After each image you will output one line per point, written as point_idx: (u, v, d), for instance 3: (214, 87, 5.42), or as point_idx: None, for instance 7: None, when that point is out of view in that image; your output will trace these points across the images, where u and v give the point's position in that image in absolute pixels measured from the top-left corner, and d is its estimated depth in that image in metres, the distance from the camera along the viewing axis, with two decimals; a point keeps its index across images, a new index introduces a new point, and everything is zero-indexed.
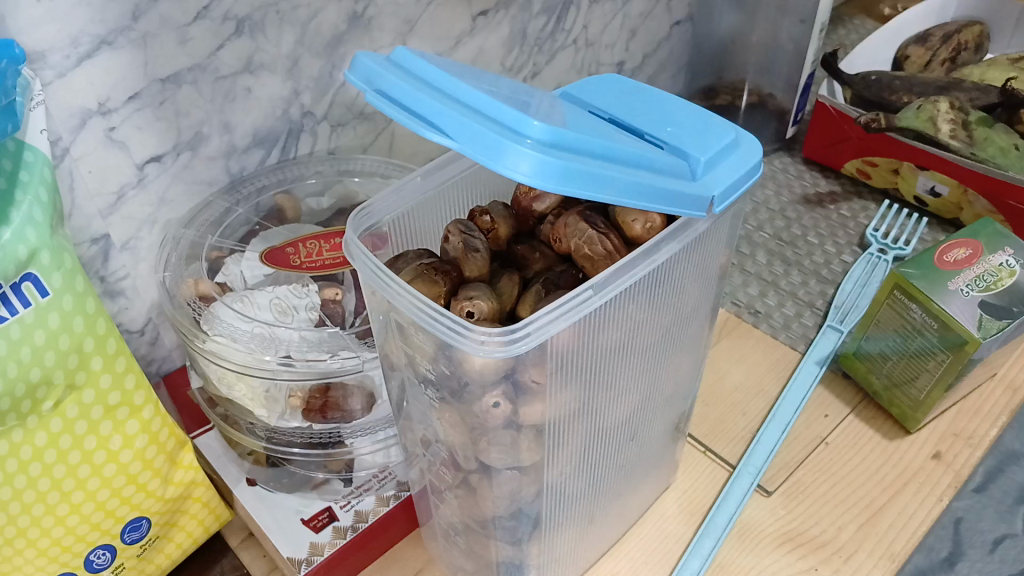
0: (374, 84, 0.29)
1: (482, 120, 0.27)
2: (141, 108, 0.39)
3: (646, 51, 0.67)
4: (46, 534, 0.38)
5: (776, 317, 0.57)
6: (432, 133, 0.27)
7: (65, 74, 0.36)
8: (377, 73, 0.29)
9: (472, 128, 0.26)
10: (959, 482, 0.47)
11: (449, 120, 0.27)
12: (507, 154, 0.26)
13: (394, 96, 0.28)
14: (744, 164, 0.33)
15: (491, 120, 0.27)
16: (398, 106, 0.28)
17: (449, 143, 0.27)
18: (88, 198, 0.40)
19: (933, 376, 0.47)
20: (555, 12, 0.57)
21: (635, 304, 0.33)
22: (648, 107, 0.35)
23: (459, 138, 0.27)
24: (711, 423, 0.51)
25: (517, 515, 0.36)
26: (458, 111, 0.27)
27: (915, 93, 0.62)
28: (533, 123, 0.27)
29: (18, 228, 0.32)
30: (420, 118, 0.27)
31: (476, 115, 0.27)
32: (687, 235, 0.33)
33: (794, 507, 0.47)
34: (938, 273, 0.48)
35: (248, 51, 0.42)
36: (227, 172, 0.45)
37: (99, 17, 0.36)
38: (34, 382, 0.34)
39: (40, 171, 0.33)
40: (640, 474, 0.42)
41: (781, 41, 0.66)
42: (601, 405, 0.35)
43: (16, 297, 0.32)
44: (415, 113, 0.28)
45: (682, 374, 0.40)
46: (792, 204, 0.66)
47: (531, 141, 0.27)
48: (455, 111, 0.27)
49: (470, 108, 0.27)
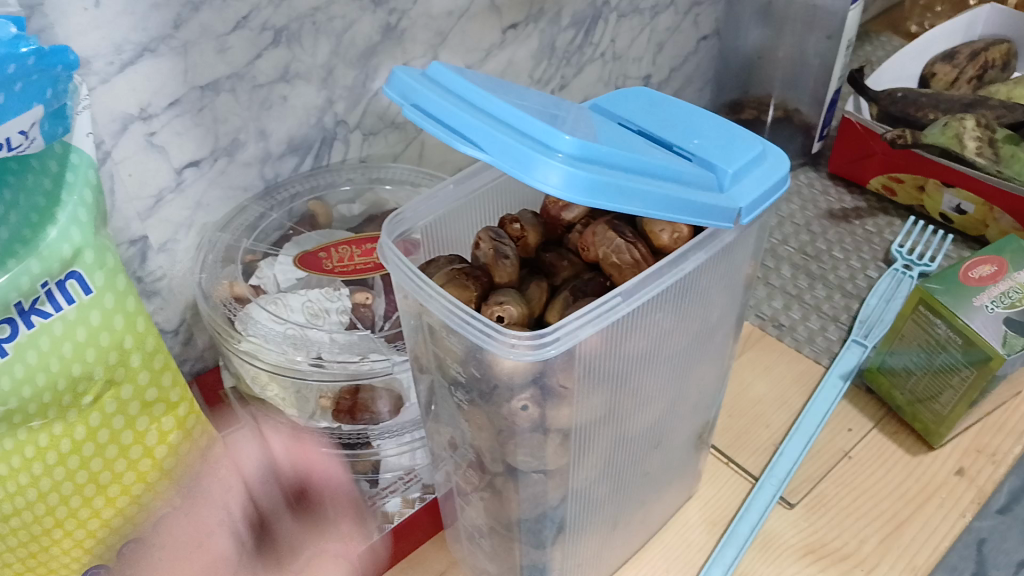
0: (409, 98, 0.30)
1: (513, 134, 0.27)
2: (181, 114, 0.40)
3: (673, 65, 0.67)
4: (81, 525, 0.39)
5: (800, 330, 0.57)
6: (466, 145, 0.28)
7: (109, 80, 0.37)
8: (412, 87, 0.30)
9: (504, 141, 0.27)
10: (982, 498, 0.47)
11: (482, 133, 0.28)
12: (538, 167, 0.27)
13: (428, 110, 0.29)
14: (772, 176, 0.34)
15: (522, 133, 0.28)
16: (433, 120, 0.29)
17: (481, 155, 0.27)
18: (127, 200, 0.41)
19: (956, 392, 0.47)
20: (584, 26, 0.57)
21: (662, 312, 0.33)
22: (676, 120, 0.35)
23: (491, 151, 0.27)
24: (734, 434, 0.52)
25: (543, 518, 0.37)
26: (490, 124, 0.28)
27: (941, 110, 0.62)
28: (564, 137, 0.28)
29: (63, 228, 0.33)
30: (454, 132, 0.28)
31: (507, 128, 0.28)
32: (713, 245, 0.33)
33: (816, 519, 0.47)
34: (961, 289, 0.48)
35: (285, 60, 0.43)
36: (262, 178, 0.46)
37: (143, 26, 0.37)
38: (75, 378, 0.35)
39: (85, 173, 0.34)
40: (663, 482, 0.43)
41: (808, 57, 0.66)
42: (627, 412, 0.36)
43: (60, 294, 0.33)
44: (450, 126, 0.29)
45: (707, 383, 0.41)
46: (818, 219, 0.66)
47: (561, 154, 0.27)
48: (488, 125, 0.28)
49: (503, 122, 0.28)
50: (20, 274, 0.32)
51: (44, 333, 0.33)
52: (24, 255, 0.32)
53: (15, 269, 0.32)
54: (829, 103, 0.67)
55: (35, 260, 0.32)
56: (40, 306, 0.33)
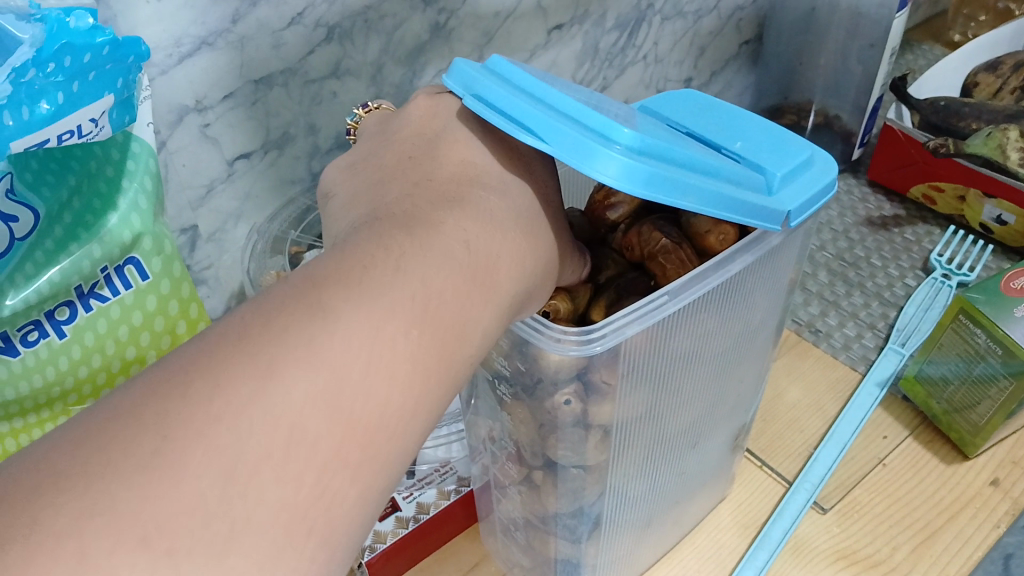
0: (471, 90, 0.31)
1: (575, 125, 0.28)
2: (234, 106, 0.41)
3: (714, 69, 0.68)
4: None
5: (836, 337, 0.57)
6: (527, 136, 0.28)
7: (168, 71, 0.38)
8: (475, 79, 0.31)
9: (566, 131, 0.28)
10: (1017, 509, 0.47)
11: (543, 124, 0.28)
12: (598, 158, 0.27)
13: (490, 101, 0.30)
14: (820, 181, 0.34)
15: (582, 125, 0.28)
16: (494, 110, 0.30)
17: (542, 146, 0.28)
18: (179, 189, 0.42)
19: (993, 403, 0.47)
20: (627, 28, 0.58)
21: (706, 314, 0.34)
22: (723, 124, 0.36)
23: (553, 142, 0.28)
24: (769, 439, 0.52)
25: (579, 514, 0.37)
26: (551, 115, 0.28)
27: (984, 121, 0.61)
28: (623, 130, 0.28)
29: (124, 214, 0.34)
30: (515, 122, 0.29)
31: (568, 120, 0.28)
32: (761, 247, 0.34)
33: (848, 526, 0.47)
34: (1003, 299, 0.47)
35: (336, 57, 0.43)
36: (310, 171, 0.47)
37: (202, 20, 0.38)
38: (129, 360, 0.36)
39: (146, 161, 0.34)
40: (698, 482, 0.43)
41: (850, 64, 0.66)
42: (667, 411, 0.36)
43: (118, 279, 0.35)
44: (511, 118, 0.29)
45: (745, 385, 0.41)
46: (856, 226, 0.66)
47: (620, 147, 0.28)
48: (551, 117, 0.28)
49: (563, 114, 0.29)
50: (82, 258, 0.33)
51: (101, 316, 0.35)
52: (86, 239, 0.33)
53: (77, 253, 0.33)
54: (870, 111, 0.67)
55: (96, 244, 0.33)
56: (99, 290, 0.34)
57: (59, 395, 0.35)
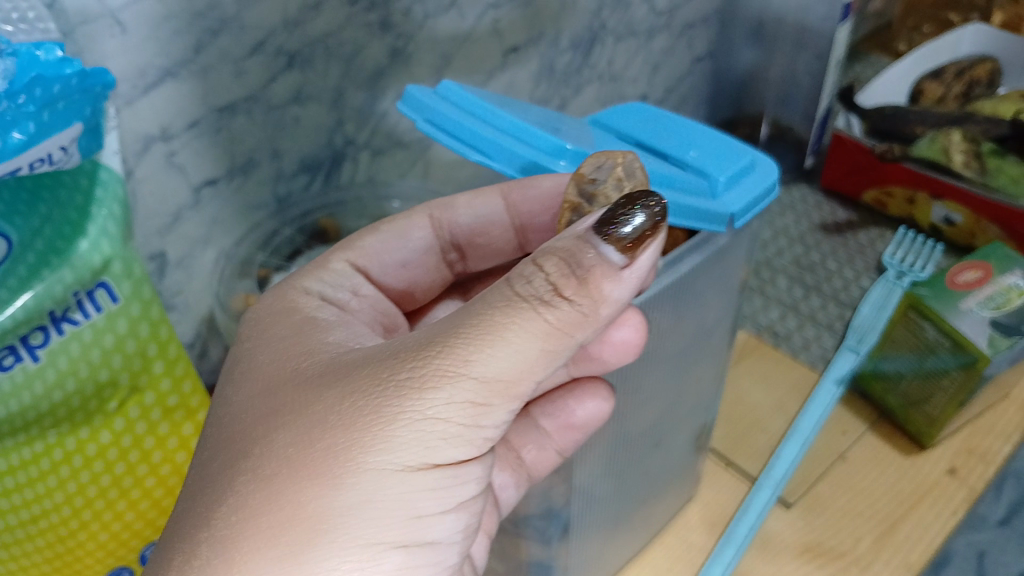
0: (423, 113, 0.35)
1: (524, 145, 0.33)
2: (199, 134, 0.42)
3: (668, 85, 0.70)
4: (105, 527, 0.40)
5: (796, 339, 0.59)
6: (476, 155, 0.34)
7: (133, 102, 0.39)
8: (424, 104, 0.35)
9: (512, 152, 0.33)
10: (974, 496, 0.49)
11: (490, 145, 0.33)
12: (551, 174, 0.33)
13: (442, 125, 0.34)
14: (762, 184, 0.36)
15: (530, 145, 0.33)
16: (448, 134, 0.34)
17: (492, 165, 0.34)
18: (147, 217, 0.43)
19: (947, 393, 0.49)
20: (582, 48, 0.60)
21: (659, 313, 0.35)
22: (671, 133, 0.37)
23: (501, 160, 0.34)
24: (733, 439, 0.54)
25: (550, 515, 0.39)
26: (497, 136, 0.33)
27: (928, 124, 0.64)
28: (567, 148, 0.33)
29: (94, 239, 0.35)
30: (465, 143, 0.34)
31: (516, 141, 0.33)
32: (707, 248, 0.35)
33: (813, 519, 0.48)
34: (949, 293, 0.50)
35: (297, 83, 0.45)
36: (275, 196, 0.48)
37: (165, 51, 0.39)
38: (102, 382, 0.37)
39: (113, 188, 0.36)
40: (665, 481, 0.44)
41: (798, 76, 0.69)
42: (628, 411, 0.38)
43: (90, 302, 0.36)
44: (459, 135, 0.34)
45: (705, 385, 0.43)
46: (811, 232, 0.68)
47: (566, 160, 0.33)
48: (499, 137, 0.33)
49: (509, 133, 0.34)
50: (54, 283, 0.34)
51: (74, 339, 0.35)
52: (57, 265, 0.34)
53: (50, 279, 0.34)
54: (819, 121, 0.70)
55: (67, 269, 0.34)
56: (71, 314, 0.35)
57: (35, 419, 0.35)
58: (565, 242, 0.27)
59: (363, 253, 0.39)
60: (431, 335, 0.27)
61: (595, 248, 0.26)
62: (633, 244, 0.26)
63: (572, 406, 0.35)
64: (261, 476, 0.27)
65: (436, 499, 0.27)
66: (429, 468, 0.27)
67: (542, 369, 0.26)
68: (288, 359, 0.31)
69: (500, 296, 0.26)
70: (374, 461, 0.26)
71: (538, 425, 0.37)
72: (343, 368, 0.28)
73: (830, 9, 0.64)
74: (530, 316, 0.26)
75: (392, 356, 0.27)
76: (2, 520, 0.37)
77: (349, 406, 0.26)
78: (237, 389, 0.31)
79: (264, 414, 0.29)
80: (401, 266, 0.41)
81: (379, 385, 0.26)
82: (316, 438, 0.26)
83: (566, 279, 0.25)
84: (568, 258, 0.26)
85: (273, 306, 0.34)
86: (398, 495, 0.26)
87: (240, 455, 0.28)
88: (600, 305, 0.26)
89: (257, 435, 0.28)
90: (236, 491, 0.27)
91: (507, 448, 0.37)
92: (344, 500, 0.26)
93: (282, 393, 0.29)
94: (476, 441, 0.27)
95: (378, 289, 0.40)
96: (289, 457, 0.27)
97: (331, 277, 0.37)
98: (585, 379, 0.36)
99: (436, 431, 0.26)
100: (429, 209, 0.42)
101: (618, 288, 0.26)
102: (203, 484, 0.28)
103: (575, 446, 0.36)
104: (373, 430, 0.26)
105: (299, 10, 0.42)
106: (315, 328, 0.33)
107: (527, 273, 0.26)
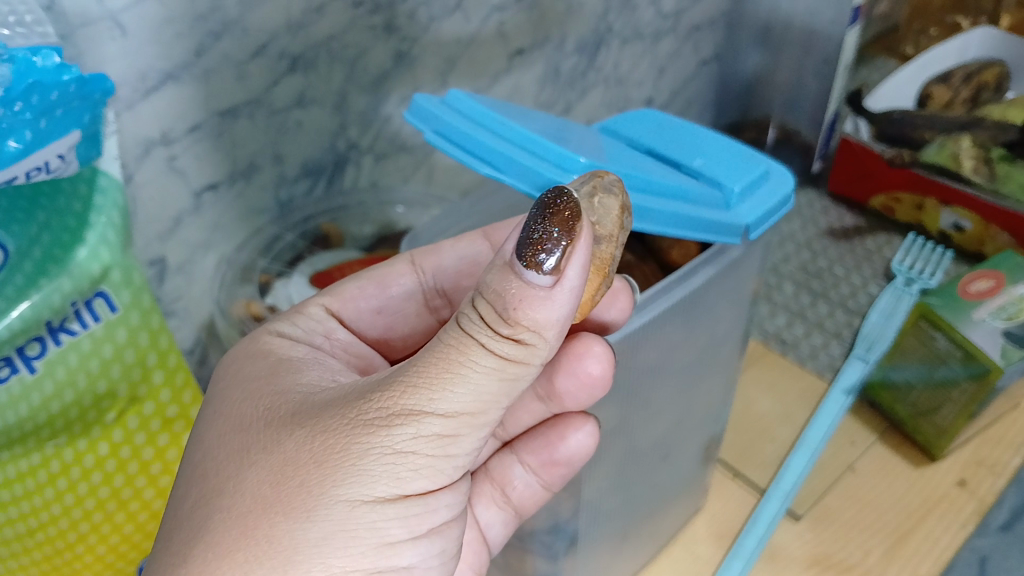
0: (431, 123, 0.34)
1: (533, 158, 0.32)
2: (200, 138, 0.42)
3: (674, 88, 0.69)
4: (103, 540, 0.39)
5: (803, 347, 0.58)
6: (486, 167, 0.32)
7: (133, 106, 0.38)
8: (432, 114, 0.34)
9: (522, 165, 0.32)
10: (983, 508, 0.48)
11: (501, 157, 0.32)
12: None
13: (450, 137, 0.33)
14: (776, 194, 0.36)
15: (540, 158, 0.32)
16: (457, 147, 0.33)
17: (500, 177, 0.32)
18: (147, 222, 0.42)
19: (957, 405, 0.48)
20: (588, 50, 0.59)
21: (671, 326, 0.35)
22: (682, 140, 0.37)
23: (510, 174, 0.32)
24: (740, 449, 0.53)
25: (555, 530, 0.38)
26: (506, 148, 0.32)
27: (937, 130, 0.63)
28: (578, 160, 0.32)
29: (92, 247, 0.34)
30: (475, 156, 0.33)
31: (525, 153, 0.32)
32: (721, 260, 0.35)
33: (821, 531, 0.48)
34: (960, 303, 0.50)
35: (300, 87, 0.44)
36: (277, 200, 0.47)
37: (167, 54, 0.38)
38: (99, 394, 0.36)
39: (113, 196, 0.35)
40: (673, 494, 0.44)
41: (805, 80, 0.68)
42: (636, 425, 0.37)
43: (88, 312, 0.35)
44: (468, 150, 0.33)
45: (714, 397, 0.42)
46: (818, 238, 0.67)
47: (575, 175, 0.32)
48: (509, 150, 0.32)
49: (520, 146, 0.33)
50: (52, 292, 0.33)
51: (72, 350, 0.35)
52: (55, 274, 0.33)
53: (47, 288, 0.33)
54: (827, 125, 0.69)
55: (66, 278, 0.33)
56: (68, 324, 0.34)
57: (31, 431, 0.35)
58: (492, 270, 0.26)
59: (340, 298, 0.39)
60: (394, 373, 0.27)
61: (518, 277, 0.25)
62: (553, 264, 0.25)
63: (555, 442, 0.35)
64: (234, 515, 0.26)
65: (409, 530, 0.27)
66: (400, 500, 0.26)
67: (504, 399, 0.26)
68: (258, 398, 0.30)
69: (450, 331, 0.26)
70: (346, 494, 0.26)
71: (522, 460, 0.37)
72: (309, 407, 0.28)
73: (838, 13, 0.63)
74: (483, 351, 0.26)
75: (359, 393, 0.27)
76: (5, 531, 0.36)
77: (318, 442, 0.26)
78: (208, 430, 0.31)
79: (235, 453, 0.28)
80: (377, 312, 0.41)
81: (347, 421, 0.26)
82: (286, 472, 0.26)
83: (496, 320, 0.25)
84: (496, 297, 0.25)
85: (247, 349, 0.34)
86: (369, 527, 0.26)
87: (213, 495, 0.27)
88: (540, 330, 0.26)
89: (229, 474, 0.28)
90: (208, 532, 0.26)
91: (492, 484, 0.37)
92: (317, 534, 0.25)
93: (252, 432, 0.29)
94: (445, 471, 0.27)
95: (354, 336, 0.39)
96: (261, 495, 0.26)
97: (305, 322, 0.37)
98: (571, 414, 0.35)
99: (405, 461, 0.26)
100: (412, 257, 0.41)
101: (552, 307, 0.25)
102: (175, 527, 0.28)
103: (559, 480, 0.35)
104: (344, 463, 0.26)
105: (302, 13, 0.42)
106: (289, 367, 0.33)
107: (467, 310, 0.26)
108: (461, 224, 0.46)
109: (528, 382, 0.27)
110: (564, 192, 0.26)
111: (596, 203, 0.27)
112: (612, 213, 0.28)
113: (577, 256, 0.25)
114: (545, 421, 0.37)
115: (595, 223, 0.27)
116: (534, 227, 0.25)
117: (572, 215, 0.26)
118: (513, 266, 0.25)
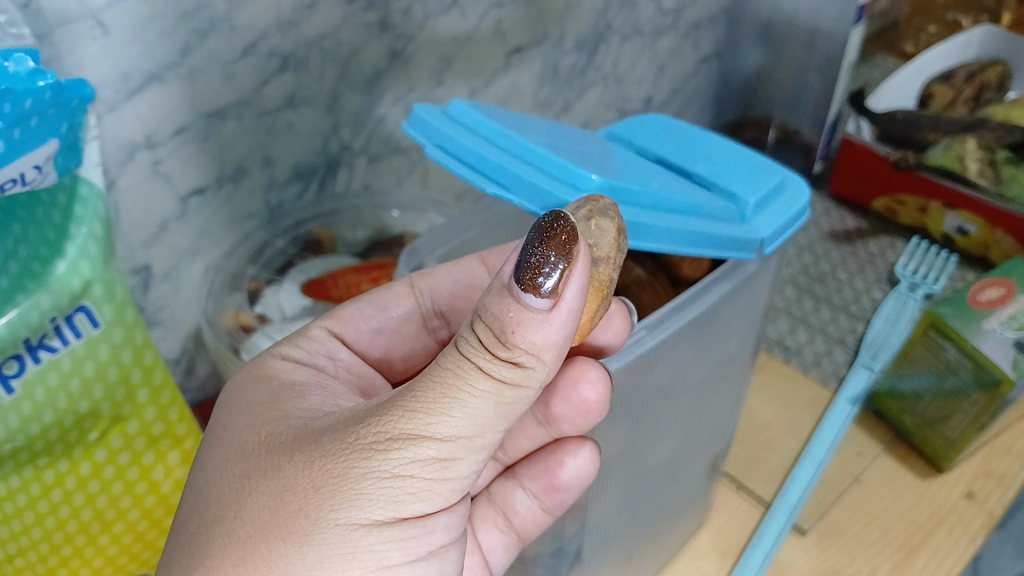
0: (432, 137, 0.32)
1: (542, 175, 0.30)
2: (186, 141, 0.40)
3: (673, 86, 0.68)
4: (87, 563, 0.38)
5: (807, 354, 0.57)
6: (491, 185, 0.31)
7: (116, 108, 0.36)
8: (433, 127, 0.32)
9: (530, 183, 0.30)
10: (993, 521, 0.47)
11: (507, 175, 0.30)
12: None
13: (454, 151, 0.32)
14: (792, 207, 0.35)
15: (549, 175, 0.30)
16: (460, 162, 0.32)
17: (508, 196, 0.30)
18: (132, 229, 0.40)
19: (967, 415, 0.47)
20: (587, 49, 0.57)
21: (683, 345, 0.34)
22: (693, 149, 0.36)
23: (519, 192, 0.30)
24: (745, 460, 0.52)
25: (559, 552, 0.37)
26: (513, 164, 0.30)
27: (941, 131, 0.61)
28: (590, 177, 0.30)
29: (73, 261, 0.32)
30: (480, 173, 0.31)
31: (533, 169, 0.30)
32: (737, 276, 0.34)
33: (828, 546, 0.46)
34: (971, 312, 0.48)
35: (291, 87, 0.42)
36: (266, 205, 0.45)
37: (151, 53, 0.36)
38: (81, 414, 0.35)
39: (94, 206, 0.33)
40: (679, 511, 0.42)
41: (808, 78, 0.67)
42: (643, 446, 0.36)
43: (68, 328, 0.33)
44: (473, 165, 0.31)
45: (721, 413, 0.41)
46: (820, 240, 0.66)
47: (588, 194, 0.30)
48: (516, 167, 0.30)
49: (528, 162, 0.31)
50: (30, 308, 0.31)
51: (52, 369, 0.33)
52: (33, 289, 0.31)
53: (25, 304, 0.31)
54: (830, 126, 0.68)
55: (44, 294, 0.31)
56: (48, 341, 0.32)
57: (9, 454, 0.33)
58: (490, 292, 0.24)
59: (340, 319, 0.37)
60: (393, 394, 0.25)
61: (516, 300, 0.23)
62: (554, 284, 0.23)
63: (553, 467, 0.33)
64: (232, 542, 0.24)
65: (408, 553, 0.25)
66: (398, 523, 0.24)
67: (504, 420, 0.24)
68: (260, 423, 0.29)
69: (447, 354, 0.24)
70: (342, 518, 0.24)
71: (522, 484, 0.35)
72: (308, 431, 0.26)
73: (842, 11, 0.62)
74: (480, 375, 0.23)
75: (359, 415, 0.25)
76: (1, 549, 0.34)
77: (316, 465, 0.24)
78: (210, 455, 0.29)
79: (235, 478, 0.26)
80: (377, 333, 0.39)
81: (344, 444, 0.24)
82: (280, 498, 0.24)
83: (496, 342, 0.23)
84: (495, 320, 0.23)
85: (249, 373, 0.32)
86: (367, 552, 0.24)
87: (213, 520, 0.26)
88: (538, 353, 0.23)
89: (229, 500, 0.26)
90: (207, 558, 0.25)
91: (495, 508, 0.35)
92: (314, 559, 0.24)
93: (253, 456, 0.27)
94: (445, 493, 0.25)
95: (357, 357, 0.37)
96: (259, 520, 0.24)
97: (308, 344, 0.35)
98: (570, 438, 0.34)
99: (402, 485, 0.24)
100: (409, 278, 0.39)
101: (550, 330, 0.23)
102: (175, 554, 0.26)
103: (563, 504, 0.34)
104: (340, 486, 0.24)
105: (293, 10, 0.40)
106: (291, 392, 0.31)
107: (467, 332, 0.24)
108: (464, 234, 0.44)
109: (527, 405, 0.25)
110: (562, 214, 0.24)
111: (592, 227, 0.26)
112: (609, 234, 0.26)
113: (576, 279, 0.23)
114: (546, 446, 0.35)
115: (591, 245, 0.26)
116: (531, 251, 0.23)
117: (569, 238, 0.23)
118: (510, 289, 0.23)
